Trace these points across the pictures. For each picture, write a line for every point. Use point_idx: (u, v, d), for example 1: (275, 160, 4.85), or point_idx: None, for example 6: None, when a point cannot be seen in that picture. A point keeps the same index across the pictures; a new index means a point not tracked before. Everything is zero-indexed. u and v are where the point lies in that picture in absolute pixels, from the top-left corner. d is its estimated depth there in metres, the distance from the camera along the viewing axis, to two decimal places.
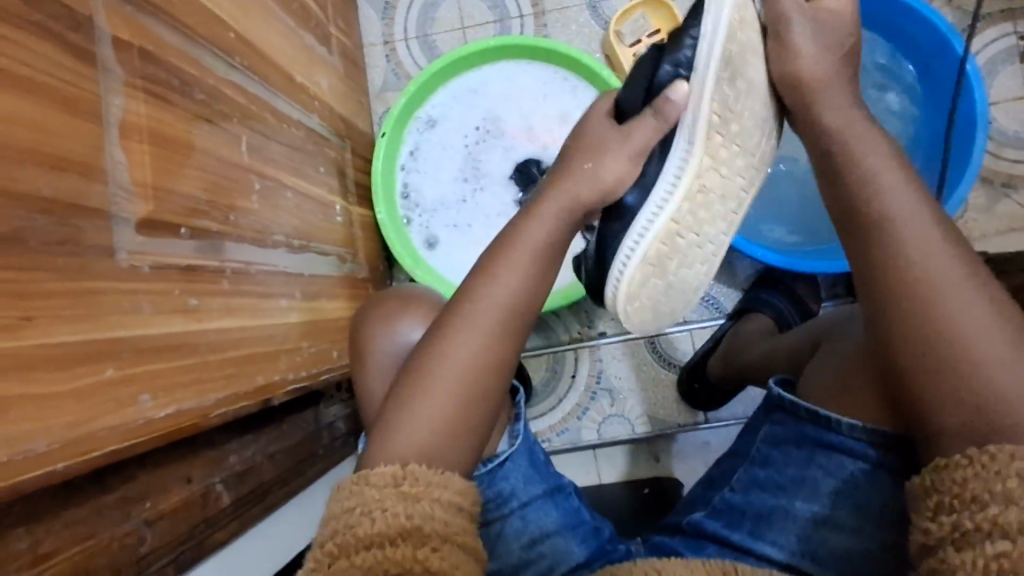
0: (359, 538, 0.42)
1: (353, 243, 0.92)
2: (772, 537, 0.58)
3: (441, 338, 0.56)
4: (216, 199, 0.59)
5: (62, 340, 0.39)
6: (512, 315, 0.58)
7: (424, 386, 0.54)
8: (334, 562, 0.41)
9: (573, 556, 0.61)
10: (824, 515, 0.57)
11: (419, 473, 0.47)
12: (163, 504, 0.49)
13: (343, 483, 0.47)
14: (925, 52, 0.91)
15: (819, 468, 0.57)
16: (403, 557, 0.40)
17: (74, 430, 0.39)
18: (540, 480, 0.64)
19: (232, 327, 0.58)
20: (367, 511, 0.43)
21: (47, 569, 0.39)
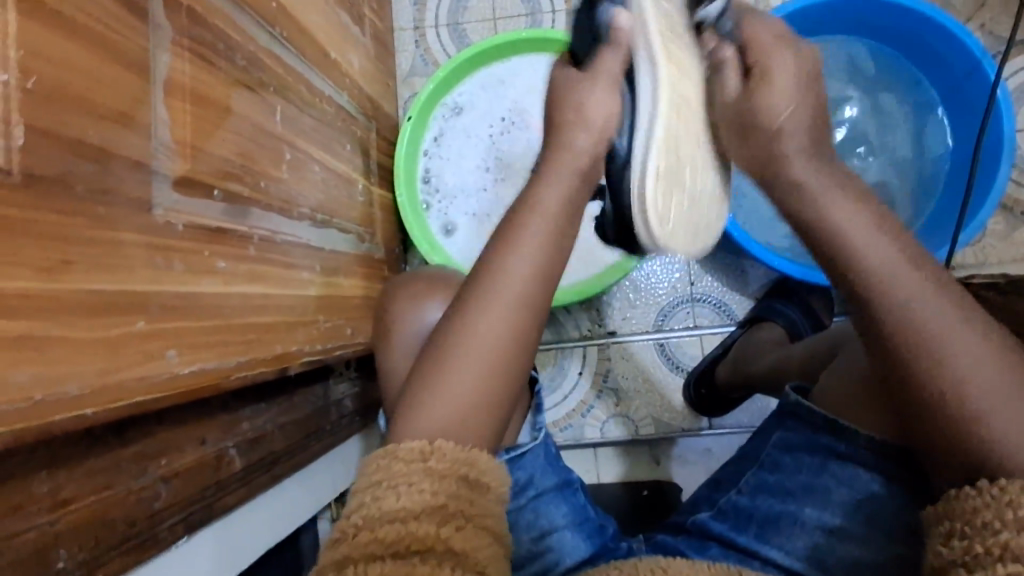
0: (383, 512, 0.42)
1: (371, 223, 0.92)
2: (778, 541, 0.58)
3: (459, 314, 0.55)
4: (248, 165, 0.59)
5: (97, 288, 0.39)
6: (534, 285, 0.55)
7: (445, 363, 0.53)
8: (358, 534, 0.41)
9: (579, 551, 0.61)
10: (835, 525, 0.56)
11: (446, 451, 0.47)
12: (178, 463, 0.49)
13: (373, 456, 0.47)
14: (957, 73, 0.91)
15: (832, 477, 0.57)
16: (426, 534, 0.40)
17: (103, 378, 0.39)
18: (552, 473, 0.65)
19: (254, 293, 0.58)
20: (393, 485, 0.44)
21: (64, 516, 0.39)
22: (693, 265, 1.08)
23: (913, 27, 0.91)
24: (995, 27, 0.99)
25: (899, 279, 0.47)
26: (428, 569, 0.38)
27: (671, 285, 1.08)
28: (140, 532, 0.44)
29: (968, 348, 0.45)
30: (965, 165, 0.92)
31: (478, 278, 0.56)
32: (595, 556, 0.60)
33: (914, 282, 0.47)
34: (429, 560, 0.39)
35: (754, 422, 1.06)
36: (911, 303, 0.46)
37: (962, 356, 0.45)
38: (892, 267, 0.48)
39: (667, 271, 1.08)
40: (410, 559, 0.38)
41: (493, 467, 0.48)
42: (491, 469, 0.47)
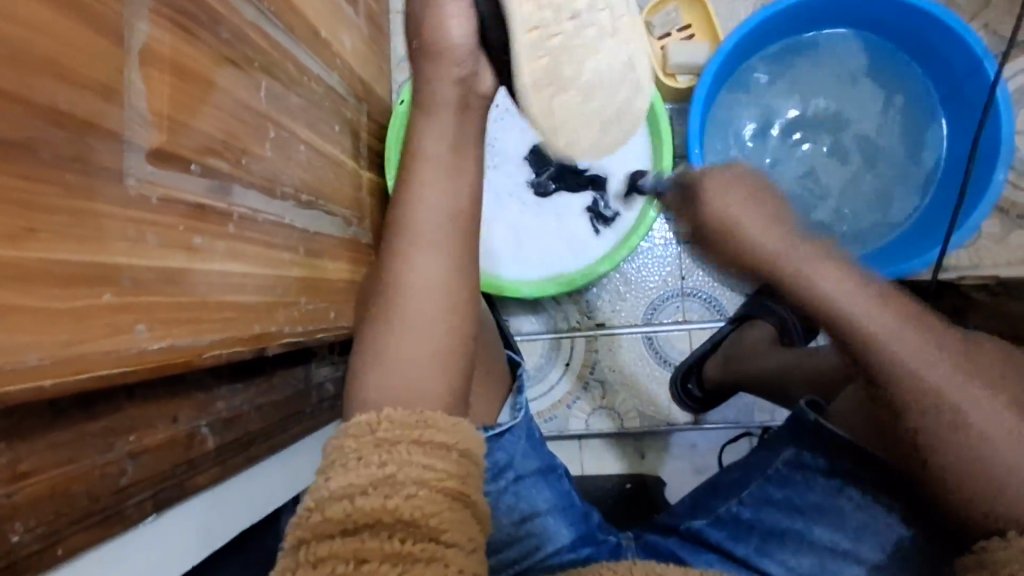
0: (333, 491, 0.41)
1: (360, 206, 0.91)
2: (780, 556, 0.60)
3: (388, 278, 0.55)
4: (231, 141, 0.58)
5: (62, 257, 0.38)
6: (447, 232, 0.56)
7: (388, 330, 0.53)
8: (312, 515, 0.40)
9: (563, 538, 0.60)
10: (844, 547, 0.57)
11: (394, 417, 0.46)
12: (148, 439, 0.49)
13: (327, 441, 0.47)
14: (957, 73, 0.90)
15: (848, 500, 0.58)
16: (373, 507, 0.40)
17: (68, 349, 0.38)
18: (534, 457, 0.64)
19: (232, 271, 0.57)
20: (344, 461, 0.43)
21: (24, 488, 0.38)
22: (684, 259, 1.07)
23: (915, 22, 0.90)
24: (997, 27, 0.98)
25: (863, 303, 0.49)
26: (378, 543, 0.38)
27: (661, 279, 1.07)
28: (105, 507, 0.44)
29: (922, 343, 0.47)
30: (959, 167, 0.92)
31: (395, 241, 0.56)
32: (576, 545, 0.60)
33: (857, 295, 0.49)
34: (379, 535, 0.38)
35: (741, 418, 1.06)
36: (866, 315, 0.48)
37: (921, 358, 0.47)
38: (841, 285, 0.50)
39: (659, 264, 1.07)
40: (359, 534, 0.38)
41: (452, 426, 0.47)
42: (447, 428, 0.47)
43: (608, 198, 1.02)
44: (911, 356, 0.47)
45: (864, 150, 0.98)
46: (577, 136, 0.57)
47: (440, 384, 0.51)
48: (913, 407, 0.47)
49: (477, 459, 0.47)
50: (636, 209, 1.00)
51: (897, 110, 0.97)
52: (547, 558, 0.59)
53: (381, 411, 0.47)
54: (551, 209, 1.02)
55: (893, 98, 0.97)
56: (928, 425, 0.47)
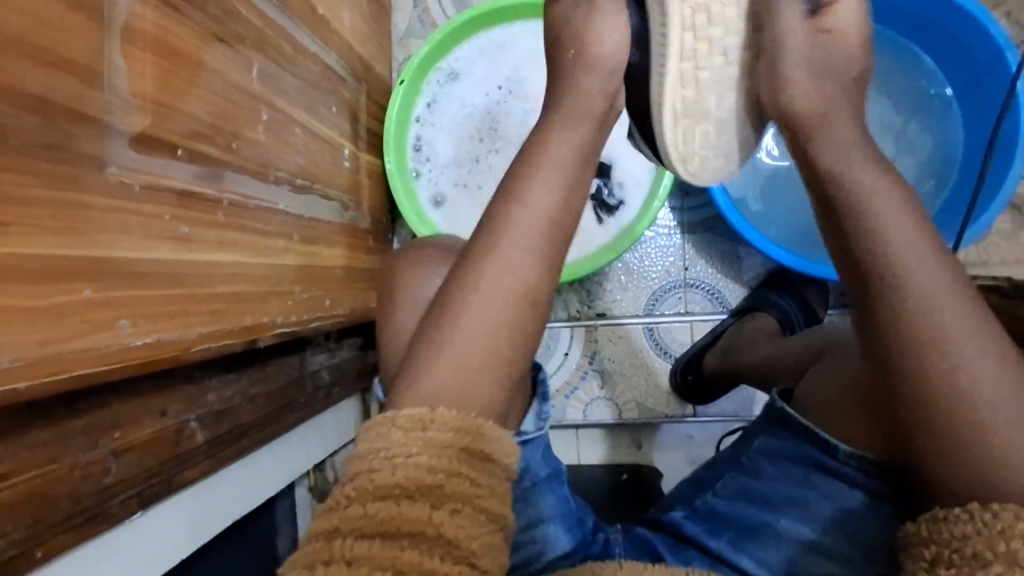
0: (376, 487, 0.40)
1: (357, 190, 0.89)
2: (753, 551, 0.57)
3: (472, 260, 0.49)
4: (222, 124, 0.56)
5: (35, 252, 0.36)
6: (551, 230, 0.50)
7: (456, 319, 0.47)
8: (350, 507, 0.39)
9: (561, 546, 0.59)
10: (812, 540, 0.54)
11: (449, 418, 0.43)
12: (134, 436, 0.47)
13: (371, 421, 0.44)
14: (978, 62, 0.87)
15: (813, 490, 0.54)
16: (417, 517, 0.38)
17: (44, 349, 0.37)
18: (546, 463, 0.61)
19: (222, 260, 0.55)
20: (391, 456, 0.41)
21: (3, 490, 0.37)
22: (688, 249, 1.05)
23: (950, 12, 0.85)
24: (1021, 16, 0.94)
25: (933, 285, 0.44)
26: (418, 557, 0.36)
27: (664, 269, 1.05)
28: (88, 508, 0.43)
29: (964, 313, 0.43)
30: (975, 160, 0.89)
31: (485, 227, 0.51)
32: (575, 552, 0.59)
33: (916, 249, 0.45)
34: (419, 547, 0.37)
35: (737, 412, 1.05)
36: (916, 275, 0.44)
37: (965, 332, 0.43)
38: (901, 235, 0.45)
39: (661, 255, 1.05)
40: (400, 542, 0.37)
41: (500, 439, 0.44)
42: (495, 439, 0.44)
43: (612, 186, 0.99)
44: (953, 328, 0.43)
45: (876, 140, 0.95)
46: (704, 160, 0.59)
47: (495, 391, 0.47)
48: (930, 385, 0.43)
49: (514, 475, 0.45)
50: (640, 198, 0.98)
51: (911, 100, 0.95)
52: (544, 566, 0.58)
53: (435, 408, 0.44)
54: None
55: (929, 101, 0.95)
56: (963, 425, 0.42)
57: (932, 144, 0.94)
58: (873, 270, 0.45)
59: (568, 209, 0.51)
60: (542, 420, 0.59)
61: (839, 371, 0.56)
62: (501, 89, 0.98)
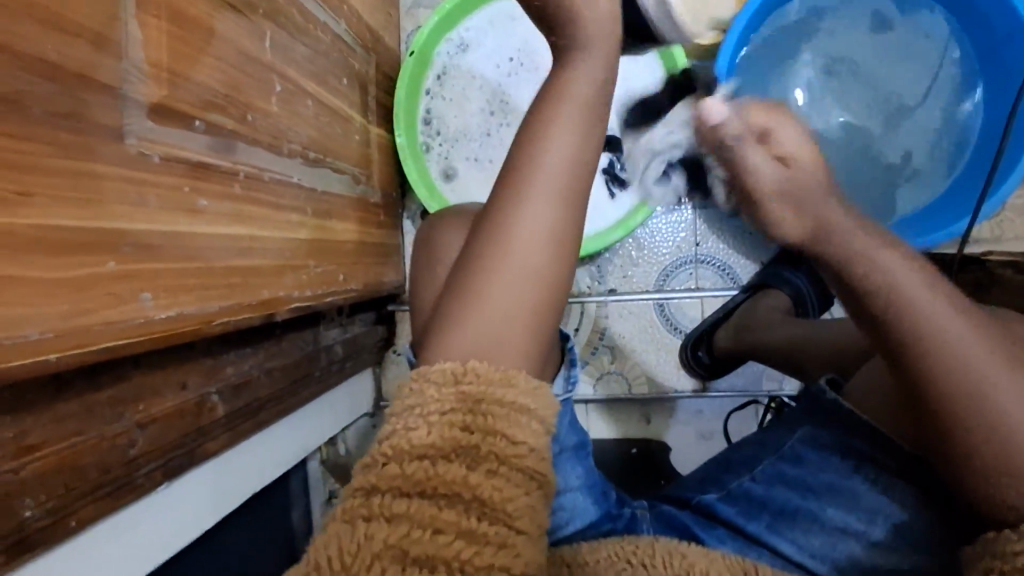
0: (411, 447, 0.40)
1: (368, 164, 0.88)
2: (790, 535, 0.57)
3: (496, 219, 0.48)
4: (235, 95, 0.55)
5: (58, 223, 0.36)
6: (573, 185, 0.49)
7: (483, 277, 0.46)
8: (387, 464, 0.40)
9: (589, 515, 0.60)
10: (858, 529, 0.55)
11: (481, 371, 0.43)
12: (157, 408, 0.47)
13: (404, 380, 0.44)
14: (997, 33, 0.85)
15: (862, 481, 0.56)
16: (454, 477, 0.39)
17: (68, 321, 0.36)
18: (574, 432, 0.61)
19: (238, 234, 0.54)
20: (424, 413, 0.42)
21: (32, 461, 0.37)
22: (699, 224, 1.04)
23: None
24: None
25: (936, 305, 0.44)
26: (454, 518, 0.38)
27: (674, 245, 1.05)
28: (115, 478, 0.43)
29: (954, 318, 0.44)
30: (990, 133, 0.88)
31: (507, 182, 0.48)
32: (599, 524, 0.60)
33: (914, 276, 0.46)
34: (455, 508, 0.38)
35: (750, 386, 1.05)
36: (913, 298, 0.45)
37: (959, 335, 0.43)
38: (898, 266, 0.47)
39: (673, 230, 1.05)
40: (436, 501, 0.38)
41: (533, 390, 0.43)
42: (531, 391, 0.43)
43: (625, 160, 0.98)
44: (942, 332, 0.43)
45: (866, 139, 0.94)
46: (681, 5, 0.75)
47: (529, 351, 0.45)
48: (947, 392, 0.43)
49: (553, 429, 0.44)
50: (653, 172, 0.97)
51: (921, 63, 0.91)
52: (571, 535, 0.59)
53: (465, 361, 0.44)
54: None
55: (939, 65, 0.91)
56: (962, 423, 0.43)
57: (941, 112, 0.92)
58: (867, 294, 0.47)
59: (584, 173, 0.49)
60: (571, 383, 0.61)
61: (882, 369, 0.56)
62: (513, 61, 0.96)
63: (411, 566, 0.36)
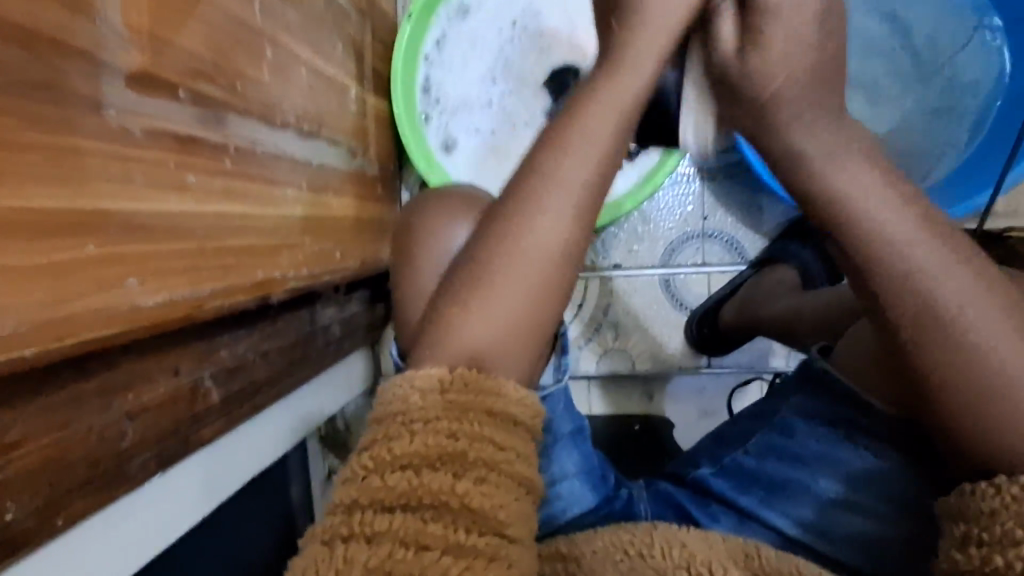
0: (394, 457, 0.38)
1: (364, 136, 0.84)
2: (784, 509, 0.55)
3: (508, 224, 0.45)
4: (223, 62, 0.51)
5: (33, 205, 0.33)
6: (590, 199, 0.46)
7: (485, 284, 0.44)
8: (368, 477, 0.38)
9: (586, 502, 0.58)
10: (842, 498, 0.53)
11: (469, 379, 0.41)
12: (148, 397, 0.45)
13: (386, 384, 0.42)
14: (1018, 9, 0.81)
15: (849, 450, 0.53)
16: (439, 488, 0.37)
17: (49, 311, 0.34)
18: (568, 418, 0.60)
19: (230, 212, 0.51)
20: (407, 422, 0.39)
21: (16, 458, 0.35)
22: (706, 198, 1.01)
23: None
24: None
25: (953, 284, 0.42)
26: (442, 531, 0.36)
27: (680, 219, 1.02)
28: (105, 471, 0.41)
29: (952, 276, 0.42)
30: (1004, 112, 0.83)
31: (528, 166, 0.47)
32: (598, 509, 0.58)
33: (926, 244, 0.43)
34: (442, 519, 0.36)
35: (754, 362, 1.03)
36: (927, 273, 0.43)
37: (954, 293, 0.42)
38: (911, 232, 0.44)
39: (679, 204, 1.02)
40: (421, 514, 0.36)
41: (521, 398, 0.41)
42: (517, 398, 0.41)
43: None
44: (939, 298, 0.42)
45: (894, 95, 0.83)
46: None
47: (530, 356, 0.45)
48: (952, 375, 0.42)
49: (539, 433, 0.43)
50: None
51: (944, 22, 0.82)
52: (570, 521, 0.58)
53: (453, 367, 0.42)
54: None
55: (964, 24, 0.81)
56: (958, 398, 0.42)
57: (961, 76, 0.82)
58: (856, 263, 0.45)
59: (598, 147, 0.47)
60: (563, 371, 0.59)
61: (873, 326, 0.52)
62: (516, 26, 0.91)
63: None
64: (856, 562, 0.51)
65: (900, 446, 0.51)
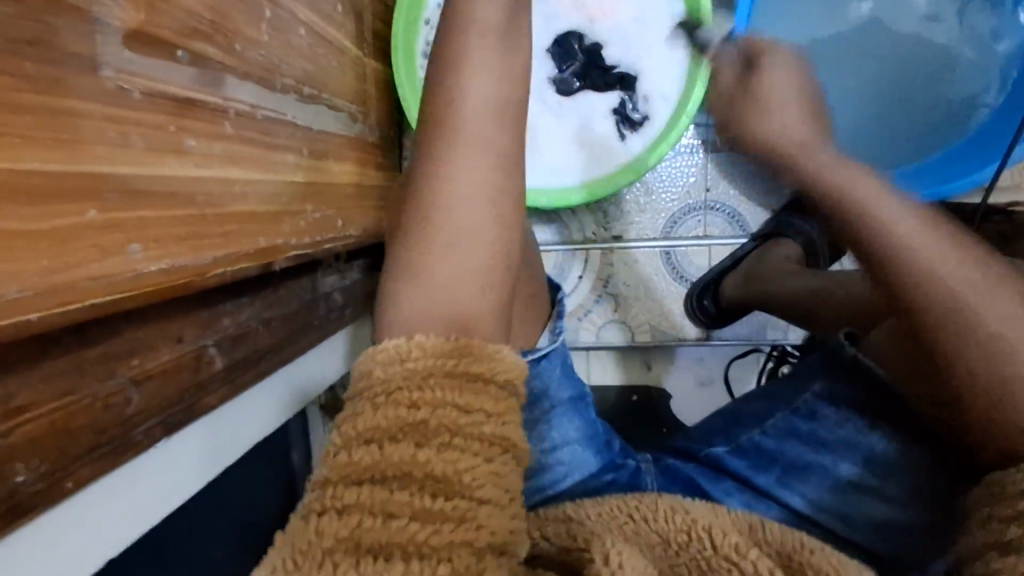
0: (359, 431, 0.38)
1: (364, 101, 0.82)
2: (800, 489, 0.56)
3: (428, 182, 0.46)
4: (222, 20, 0.49)
5: (30, 168, 0.32)
6: (501, 136, 0.48)
7: (430, 246, 0.45)
8: (338, 454, 0.38)
9: (589, 466, 0.59)
10: (858, 479, 0.54)
11: (427, 346, 0.41)
12: (152, 364, 0.45)
13: (355, 364, 0.42)
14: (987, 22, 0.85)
15: (875, 440, 0.55)
16: (402, 458, 0.36)
17: (51, 278, 0.34)
18: (568, 385, 0.61)
19: (231, 178, 0.50)
20: (372, 396, 0.39)
21: (20, 425, 0.35)
22: (710, 169, 1.00)
23: None
24: None
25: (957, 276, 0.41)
26: (407, 499, 0.34)
27: (683, 190, 1.01)
28: (110, 438, 0.41)
29: (966, 276, 0.41)
30: (971, 114, 0.86)
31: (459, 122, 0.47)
32: (600, 475, 0.59)
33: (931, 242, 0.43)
34: (408, 488, 0.35)
35: (753, 335, 1.03)
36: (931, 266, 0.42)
37: (958, 289, 0.41)
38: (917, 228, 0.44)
39: (682, 175, 1.00)
40: (388, 485, 0.35)
41: (490, 354, 0.41)
42: (482, 355, 0.41)
43: (637, 99, 0.91)
44: (948, 287, 0.41)
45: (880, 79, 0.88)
46: None
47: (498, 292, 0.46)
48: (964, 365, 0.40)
49: (516, 392, 0.42)
50: (666, 114, 0.90)
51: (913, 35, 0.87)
52: (571, 487, 0.58)
53: (410, 337, 0.42)
54: (576, 111, 0.92)
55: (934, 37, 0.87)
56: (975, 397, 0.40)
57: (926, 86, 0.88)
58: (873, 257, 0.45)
59: None
60: (557, 334, 0.63)
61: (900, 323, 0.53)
62: None
63: (364, 558, 0.32)
64: (873, 543, 0.52)
65: (918, 439, 0.53)
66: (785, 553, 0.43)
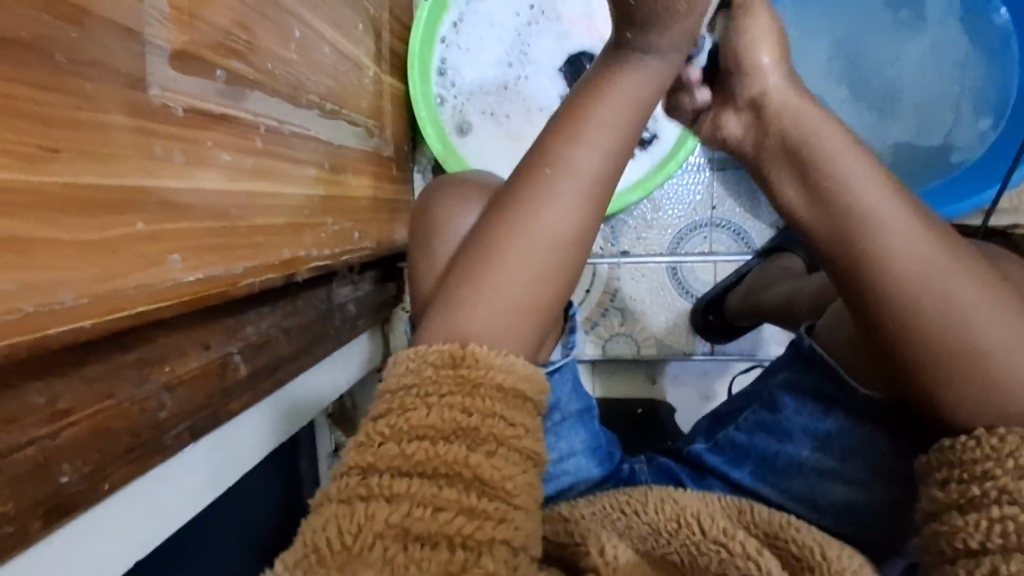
0: (411, 427, 0.39)
1: (381, 116, 0.84)
2: (774, 481, 0.57)
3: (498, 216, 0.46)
4: (254, 40, 0.51)
5: (85, 182, 0.34)
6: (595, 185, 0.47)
7: (487, 270, 0.45)
8: (384, 444, 0.39)
9: (591, 475, 0.60)
10: (831, 468, 0.54)
11: (481, 355, 0.42)
12: (182, 370, 0.46)
13: (399, 357, 0.43)
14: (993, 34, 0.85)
15: (835, 421, 0.54)
16: (455, 458, 0.38)
17: (101, 285, 0.35)
18: (577, 398, 0.61)
19: (258, 191, 0.52)
20: (422, 394, 0.41)
21: (65, 426, 0.36)
22: (716, 187, 1.02)
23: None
24: None
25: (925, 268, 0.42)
26: (455, 496, 0.37)
27: (689, 207, 1.03)
28: (145, 440, 0.42)
29: (934, 267, 0.42)
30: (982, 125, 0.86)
31: (537, 162, 0.47)
32: (602, 482, 0.60)
33: (908, 234, 0.43)
34: (455, 486, 0.38)
35: (756, 350, 1.05)
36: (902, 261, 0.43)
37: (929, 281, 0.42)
38: (895, 219, 0.44)
39: (688, 192, 1.03)
40: (436, 482, 0.38)
41: (531, 371, 0.43)
42: (492, 366, 0.41)
43: None
44: (915, 279, 0.42)
45: (888, 85, 0.87)
46: None
47: (532, 335, 0.45)
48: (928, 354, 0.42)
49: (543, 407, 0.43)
50: (673, 133, 0.93)
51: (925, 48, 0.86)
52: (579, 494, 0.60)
53: (465, 344, 0.43)
54: None
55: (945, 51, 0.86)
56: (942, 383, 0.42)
57: (942, 97, 0.86)
58: (852, 268, 0.45)
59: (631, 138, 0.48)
60: (569, 348, 0.62)
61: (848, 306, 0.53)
62: (533, 11, 0.92)
63: (412, 544, 0.36)
64: (837, 526, 0.53)
65: (888, 427, 0.51)
66: (771, 531, 0.47)
